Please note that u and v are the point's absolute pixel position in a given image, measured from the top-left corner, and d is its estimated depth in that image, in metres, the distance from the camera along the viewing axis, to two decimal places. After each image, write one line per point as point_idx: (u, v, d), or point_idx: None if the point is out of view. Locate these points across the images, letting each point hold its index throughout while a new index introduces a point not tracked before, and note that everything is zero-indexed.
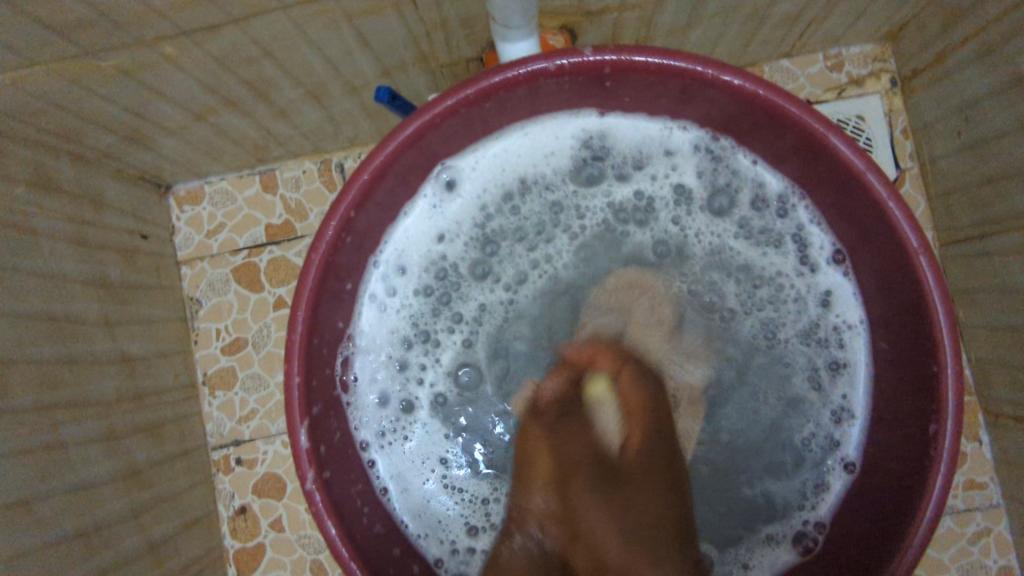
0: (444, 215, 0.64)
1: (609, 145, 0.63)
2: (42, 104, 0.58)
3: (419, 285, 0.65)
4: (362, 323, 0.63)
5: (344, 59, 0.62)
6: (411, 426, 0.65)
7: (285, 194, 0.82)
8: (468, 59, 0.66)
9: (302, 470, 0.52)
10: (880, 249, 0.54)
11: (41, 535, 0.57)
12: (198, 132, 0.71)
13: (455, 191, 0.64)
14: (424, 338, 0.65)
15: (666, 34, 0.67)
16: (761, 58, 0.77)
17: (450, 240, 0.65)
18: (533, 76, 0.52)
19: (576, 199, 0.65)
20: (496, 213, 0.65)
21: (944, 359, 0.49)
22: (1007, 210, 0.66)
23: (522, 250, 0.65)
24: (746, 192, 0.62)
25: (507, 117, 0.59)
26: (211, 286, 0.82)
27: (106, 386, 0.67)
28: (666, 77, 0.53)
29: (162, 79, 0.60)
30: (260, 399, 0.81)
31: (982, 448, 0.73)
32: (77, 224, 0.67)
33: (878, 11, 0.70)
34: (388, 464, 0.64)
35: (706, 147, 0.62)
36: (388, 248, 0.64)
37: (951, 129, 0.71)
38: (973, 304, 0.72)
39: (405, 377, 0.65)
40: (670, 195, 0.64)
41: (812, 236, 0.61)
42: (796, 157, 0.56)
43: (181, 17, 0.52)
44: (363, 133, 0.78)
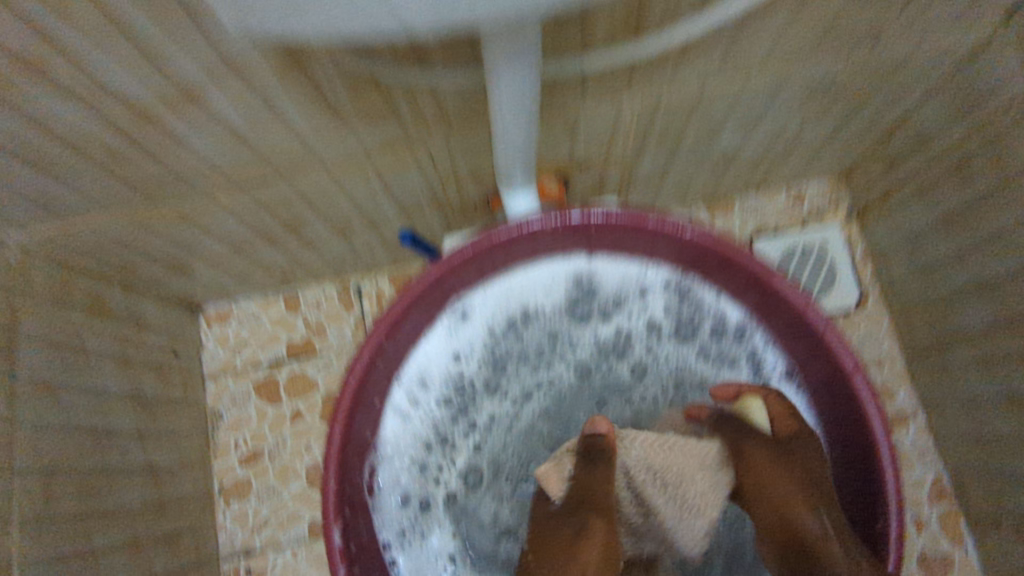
0: (458, 339, 0.71)
1: (592, 281, 0.71)
2: (108, 243, 0.67)
3: (440, 397, 0.71)
4: (386, 432, 0.69)
5: (369, 202, 0.72)
6: (427, 526, 0.69)
7: (306, 314, 0.90)
8: (476, 200, 0.76)
9: (336, 568, 0.56)
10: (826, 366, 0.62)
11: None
12: (236, 261, 0.79)
13: (467, 318, 0.71)
14: (441, 448, 0.70)
15: (647, 178, 0.78)
16: (733, 193, 0.88)
17: (466, 360, 0.71)
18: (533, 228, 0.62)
19: (569, 331, 0.72)
20: (502, 337, 0.72)
21: (885, 469, 0.57)
22: (954, 329, 0.73)
23: (527, 372, 0.72)
24: (708, 322, 0.70)
25: (511, 258, 0.68)
26: (233, 400, 0.88)
27: (134, 497, 0.71)
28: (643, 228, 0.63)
29: (213, 221, 0.69)
30: (272, 509, 0.85)
31: (967, 554, 0.77)
32: (122, 345, 0.74)
33: (829, 155, 0.82)
34: (407, 561, 0.67)
35: (674, 286, 0.70)
36: (411, 365, 0.70)
37: (903, 256, 0.81)
38: (942, 415, 0.78)
39: (424, 479, 0.70)
40: (645, 329, 0.71)
41: (765, 358, 0.69)
42: (752, 289, 0.65)
43: (238, 174, 0.61)
44: (380, 260, 0.87)
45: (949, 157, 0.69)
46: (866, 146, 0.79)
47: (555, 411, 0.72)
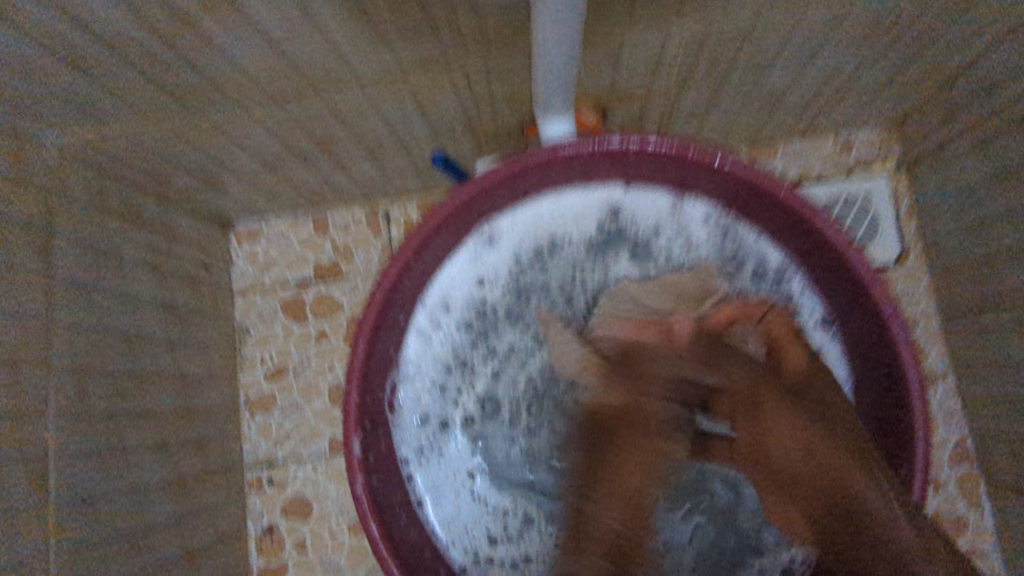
0: (482, 264, 0.72)
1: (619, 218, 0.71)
2: (159, 161, 0.68)
3: (460, 322, 0.72)
4: (408, 353, 0.71)
5: (403, 124, 0.70)
6: (444, 445, 0.71)
7: (334, 237, 0.90)
8: (511, 128, 0.74)
9: (354, 476, 0.61)
10: (834, 261, 0.61)
11: (121, 546, 0.64)
12: (239, 160, 0.73)
13: (493, 246, 0.72)
14: (483, 337, 0.72)
15: (690, 114, 0.75)
16: (778, 137, 0.83)
17: (489, 286, 0.72)
18: (524, 166, 0.62)
19: (556, 239, 0.72)
20: (525, 269, 0.72)
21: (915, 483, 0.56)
22: (993, 321, 0.71)
23: (535, 271, 0.72)
24: (752, 254, 0.70)
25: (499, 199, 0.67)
26: (261, 317, 0.90)
27: (163, 403, 0.74)
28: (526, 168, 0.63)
29: (241, 131, 0.67)
30: (294, 423, 0.88)
31: (984, 517, 0.77)
32: (132, 324, 0.71)
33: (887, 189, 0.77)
34: (423, 477, 0.70)
35: (714, 218, 0.70)
36: (434, 289, 0.71)
37: (952, 214, 0.77)
38: (974, 378, 0.76)
39: (444, 400, 0.71)
40: (603, 211, 0.71)
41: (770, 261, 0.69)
42: (795, 231, 0.64)
43: (268, 80, 0.59)
44: (411, 186, 0.86)
45: (990, 121, 0.68)
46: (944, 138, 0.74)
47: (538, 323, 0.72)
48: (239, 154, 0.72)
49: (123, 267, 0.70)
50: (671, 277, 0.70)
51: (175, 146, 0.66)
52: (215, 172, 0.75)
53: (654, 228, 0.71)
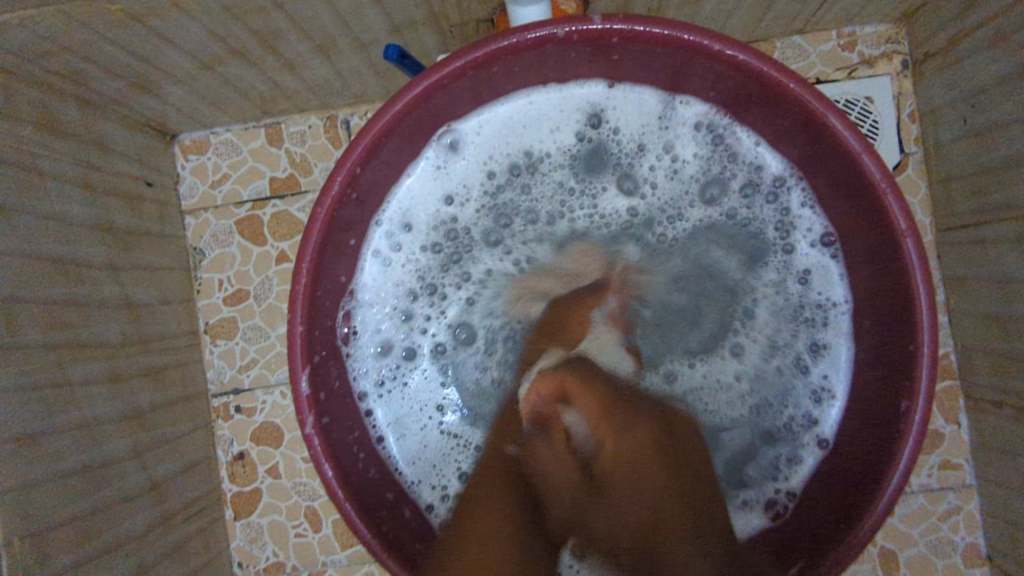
0: (447, 177, 0.67)
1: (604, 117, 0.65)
2: (73, 56, 0.60)
3: (426, 243, 0.68)
4: (364, 277, 0.67)
5: (355, 16, 0.62)
6: (409, 373, 0.69)
7: (290, 147, 0.82)
8: (479, 19, 0.66)
9: (302, 414, 0.55)
10: (844, 165, 0.54)
11: (70, 484, 0.61)
12: (169, 58, 0.64)
13: (456, 152, 0.66)
14: (456, 259, 0.69)
15: (679, 4, 0.67)
16: (773, 33, 0.76)
17: (460, 203, 0.68)
18: (497, 54, 0.53)
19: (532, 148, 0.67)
20: (498, 179, 0.68)
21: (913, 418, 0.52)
22: (996, 229, 0.67)
23: (514, 189, 0.68)
24: (745, 160, 0.65)
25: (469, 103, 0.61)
26: (215, 237, 0.83)
27: (110, 329, 0.69)
28: (495, 61, 0.54)
29: (169, 25, 0.58)
30: (260, 349, 0.82)
31: (960, 431, 0.75)
32: (64, 244, 0.64)
33: None
34: (386, 411, 0.68)
35: (705, 124, 0.64)
36: (390, 206, 0.66)
37: (958, 115, 0.71)
38: (965, 292, 0.73)
39: (409, 328, 0.69)
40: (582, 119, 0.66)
41: (768, 171, 0.65)
42: (798, 135, 0.57)
43: None
44: (370, 90, 0.78)
45: (1008, 11, 0.62)
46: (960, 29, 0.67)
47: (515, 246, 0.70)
48: (166, 52, 0.63)
49: (47, 183, 0.63)
50: (653, 201, 0.68)
51: (92, 37, 0.58)
52: (146, 72, 0.66)
53: (639, 140, 0.66)
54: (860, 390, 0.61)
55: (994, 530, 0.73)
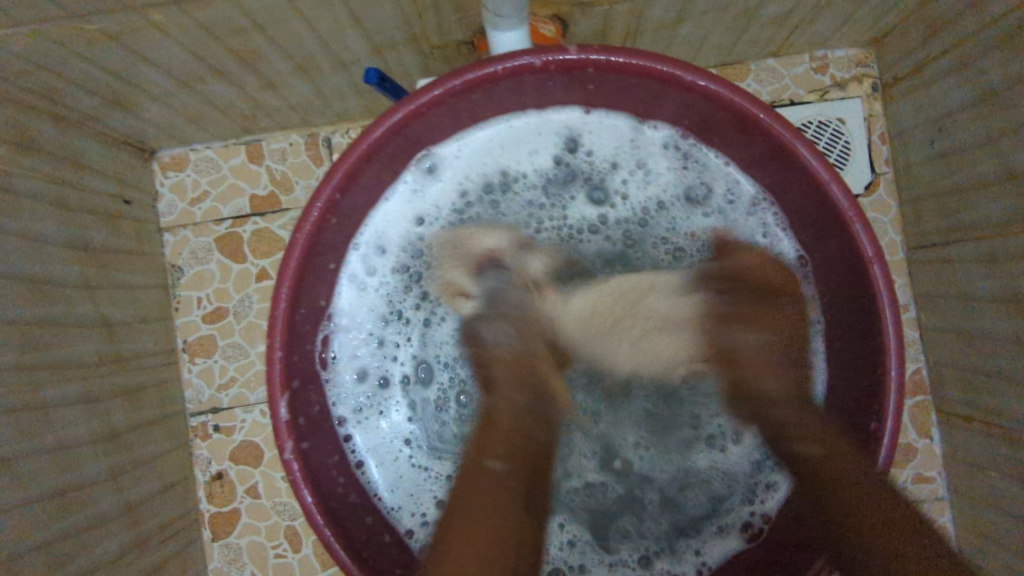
0: (422, 199, 0.67)
1: (581, 140, 0.66)
2: (50, 76, 0.60)
3: (395, 266, 0.68)
4: (341, 301, 0.66)
5: (336, 37, 0.62)
6: (385, 404, 0.68)
7: (271, 165, 0.82)
8: (460, 42, 0.67)
9: (281, 440, 0.55)
10: (813, 192, 0.55)
11: (41, 507, 0.60)
12: (148, 77, 0.64)
13: (434, 175, 0.67)
14: (417, 281, 0.69)
15: (657, 28, 0.69)
16: (748, 56, 0.78)
17: (429, 222, 0.68)
18: (476, 82, 0.54)
19: (506, 170, 0.68)
20: (469, 200, 0.68)
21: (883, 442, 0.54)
22: (966, 249, 0.69)
23: (485, 209, 0.69)
24: (719, 182, 0.65)
25: (449, 128, 0.62)
26: (194, 254, 0.82)
27: (86, 348, 0.68)
28: (473, 90, 0.55)
29: (148, 45, 0.59)
30: (240, 367, 0.82)
31: (933, 445, 0.76)
32: (40, 264, 0.63)
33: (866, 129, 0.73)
34: (363, 438, 0.67)
35: (675, 145, 0.65)
36: (367, 230, 0.66)
37: (925, 137, 0.73)
38: (934, 309, 0.75)
39: (381, 355, 0.68)
40: (558, 141, 0.67)
41: (742, 192, 0.65)
42: (764, 160, 0.59)
43: None
44: (352, 109, 0.78)
45: (971, 38, 0.64)
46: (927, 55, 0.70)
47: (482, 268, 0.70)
48: (146, 71, 0.63)
49: (25, 204, 0.63)
50: (626, 219, 0.69)
51: (69, 56, 0.58)
52: (125, 92, 0.67)
53: (613, 157, 0.67)
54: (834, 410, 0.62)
55: (967, 543, 0.74)
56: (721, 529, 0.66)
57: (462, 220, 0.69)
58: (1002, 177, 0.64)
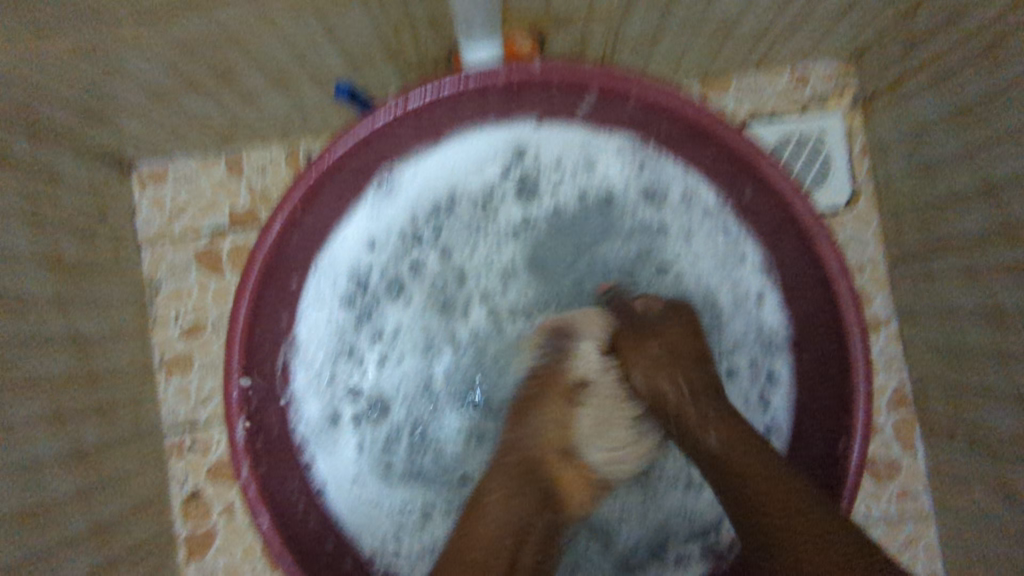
0: (374, 222, 0.66)
1: (536, 154, 0.65)
2: (22, 90, 0.59)
3: (345, 294, 0.66)
4: (301, 327, 0.65)
5: (312, 51, 0.62)
6: (341, 437, 0.66)
7: (250, 179, 0.81)
8: (437, 57, 0.66)
9: (237, 461, 0.55)
10: (773, 199, 0.57)
11: (7, 529, 0.58)
12: (124, 91, 0.64)
13: (389, 198, 0.65)
14: (365, 313, 0.66)
15: (635, 43, 0.69)
16: (728, 71, 0.78)
17: (377, 247, 0.66)
18: (432, 101, 0.55)
19: (456, 191, 0.66)
20: (420, 223, 0.66)
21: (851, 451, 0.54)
22: (947, 264, 0.69)
23: (432, 233, 0.66)
24: (675, 186, 0.64)
25: (415, 142, 0.62)
26: (172, 271, 0.81)
27: (56, 365, 0.67)
28: (434, 108, 0.56)
29: (122, 60, 0.58)
30: (217, 383, 0.80)
31: (916, 460, 0.76)
32: (10, 279, 0.62)
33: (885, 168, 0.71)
34: (325, 465, 0.65)
35: (629, 151, 0.65)
36: (326, 254, 0.65)
37: (904, 152, 0.73)
38: (916, 323, 0.74)
39: (338, 389, 0.66)
40: (508, 157, 0.65)
41: (700, 193, 0.64)
42: (725, 173, 0.60)
43: None
44: (331, 123, 0.78)
45: (948, 53, 0.65)
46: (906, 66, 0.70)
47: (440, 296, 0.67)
48: (120, 85, 0.63)
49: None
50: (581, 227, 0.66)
51: (39, 71, 0.57)
52: (101, 106, 0.66)
53: (558, 167, 0.66)
54: (805, 415, 0.61)
55: (951, 559, 0.73)
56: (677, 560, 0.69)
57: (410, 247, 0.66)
58: (981, 191, 0.64)
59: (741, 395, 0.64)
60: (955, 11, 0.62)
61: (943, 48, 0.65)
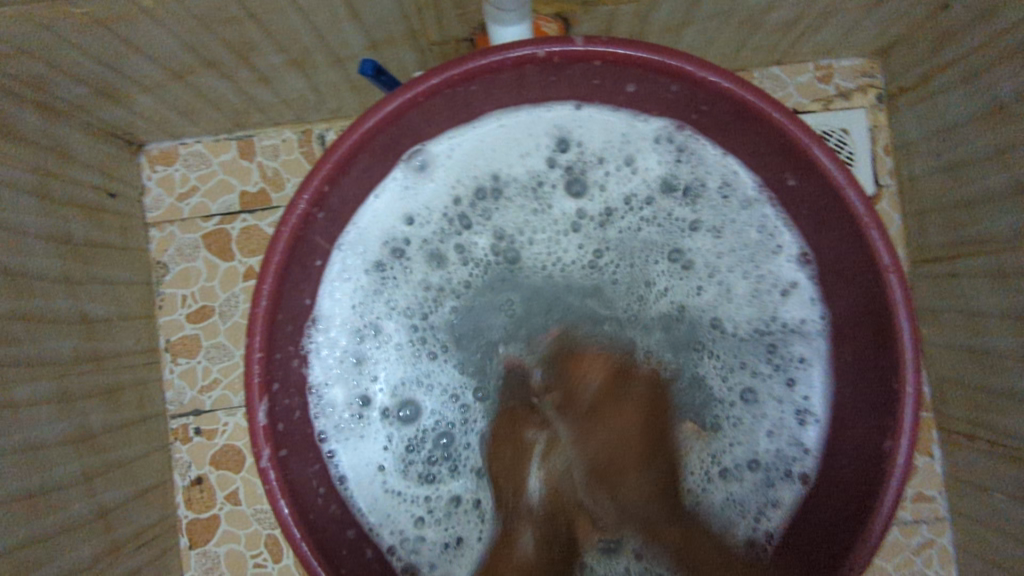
0: (411, 199, 0.64)
1: (577, 138, 0.64)
2: (32, 61, 0.58)
3: (371, 264, 0.65)
4: (324, 305, 0.64)
5: (331, 28, 0.60)
6: (364, 427, 0.65)
7: (262, 161, 0.80)
8: (460, 38, 0.65)
9: (259, 446, 0.52)
10: (823, 193, 0.54)
11: (7, 512, 0.57)
12: (138, 67, 0.62)
13: (425, 175, 0.64)
14: (391, 283, 0.66)
15: (661, 30, 0.67)
16: (752, 63, 0.77)
17: (417, 223, 0.65)
18: (469, 74, 0.52)
19: (497, 172, 0.65)
20: (463, 206, 0.66)
21: (895, 459, 0.51)
22: (971, 265, 0.68)
23: (476, 215, 0.66)
24: (713, 177, 0.63)
25: (445, 121, 0.60)
26: (180, 251, 0.80)
27: (62, 346, 0.65)
28: (472, 81, 0.53)
29: (136, 32, 0.57)
30: (223, 368, 0.79)
31: (933, 463, 0.75)
32: (16, 255, 0.61)
33: None
34: (346, 453, 0.64)
35: (667, 137, 0.62)
36: (352, 229, 0.63)
37: (930, 150, 0.72)
38: (937, 325, 0.73)
39: (360, 373, 0.66)
40: (550, 142, 0.64)
41: (740, 179, 0.62)
42: (772, 156, 0.57)
43: None
44: (347, 105, 0.76)
45: (981, 50, 0.63)
46: (936, 61, 0.69)
47: (474, 275, 0.68)
48: (133, 59, 0.61)
49: (2, 193, 0.60)
50: (609, 204, 0.66)
51: (50, 41, 0.56)
52: (112, 81, 0.64)
53: (599, 153, 0.64)
54: (843, 411, 0.60)
55: (965, 564, 0.72)
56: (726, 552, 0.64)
57: (451, 226, 0.66)
58: (1012, 191, 0.62)
59: (747, 351, 0.66)
60: (989, 7, 0.61)
61: (977, 45, 0.64)
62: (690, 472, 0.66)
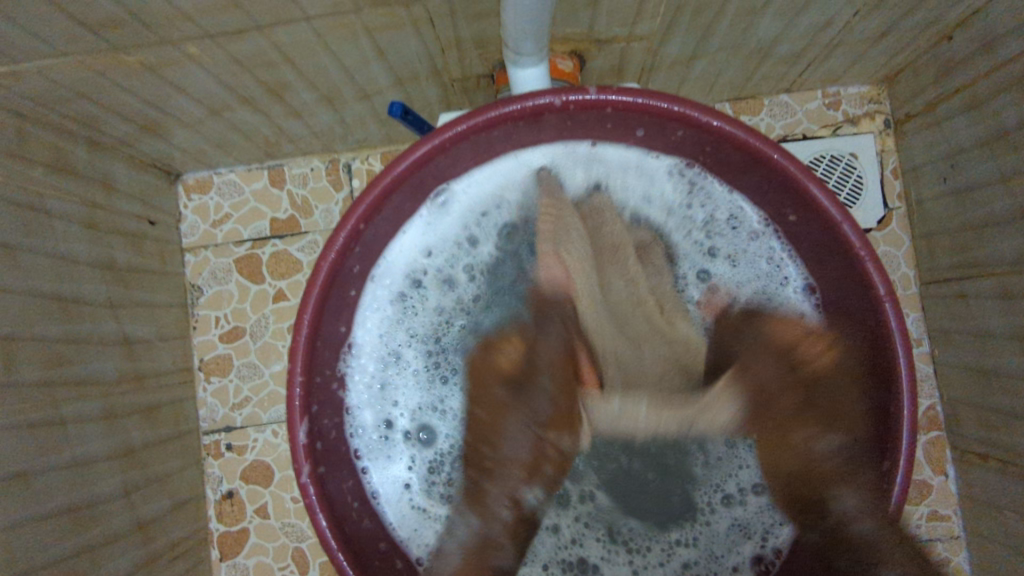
0: (435, 232, 0.68)
1: (594, 172, 0.67)
2: (85, 103, 0.62)
3: (397, 294, 0.68)
4: (356, 333, 0.67)
5: (360, 68, 0.64)
6: (392, 449, 0.68)
7: (292, 189, 0.84)
8: (480, 75, 0.68)
9: (299, 465, 0.56)
10: (824, 228, 0.56)
11: (57, 523, 0.61)
12: (180, 106, 0.67)
13: (448, 211, 0.67)
14: (413, 311, 0.69)
15: (672, 63, 0.70)
16: (762, 91, 0.79)
17: (437, 254, 0.69)
18: (492, 118, 0.56)
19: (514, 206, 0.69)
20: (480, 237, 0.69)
21: (894, 481, 0.53)
22: (979, 286, 0.69)
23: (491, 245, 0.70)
24: (722, 211, 0.66)
25: (470, 159, 0.63)
26: (214, 275, 0.84)
27: (107, 366, 0.69)
28: (495, 125, 0.57)
29: (181, 75, 0.61)
30: (254, 387, 0.83)
31: (948, 482, 0.76)
32: (67, 282, 0.65)
33: (877, 54, 0.73)
34: (377, 470, 0.67)
35: (679, 172, 0.65)
36: (382, 262, 0.67)
37: (937, 174, 0.74)
38: (948, 345, 0.75)
39: (386, 398, 0.68)
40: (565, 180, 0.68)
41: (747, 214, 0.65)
42: (775, 193, 0.59)
43: (207, 21, 0.53)
44: (372, 136, 0.80)
45: (981, 80, 0.66)
46: (940, 89, 0.71)
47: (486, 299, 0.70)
48: (176, 99, 0.65)
49: (56, 224, 0.64)
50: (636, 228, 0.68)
51: (103, 85, 0.60)
52: (156, 119, 0.69)
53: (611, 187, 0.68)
54: None
55: None
56: (734, 568, 0.65)
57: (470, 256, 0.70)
58: (1015, 215, 0.64)
59: None
60: (989, 40, 0.63)
61: (980, 76, 0.66)
62: (698, 493, 0.66)
